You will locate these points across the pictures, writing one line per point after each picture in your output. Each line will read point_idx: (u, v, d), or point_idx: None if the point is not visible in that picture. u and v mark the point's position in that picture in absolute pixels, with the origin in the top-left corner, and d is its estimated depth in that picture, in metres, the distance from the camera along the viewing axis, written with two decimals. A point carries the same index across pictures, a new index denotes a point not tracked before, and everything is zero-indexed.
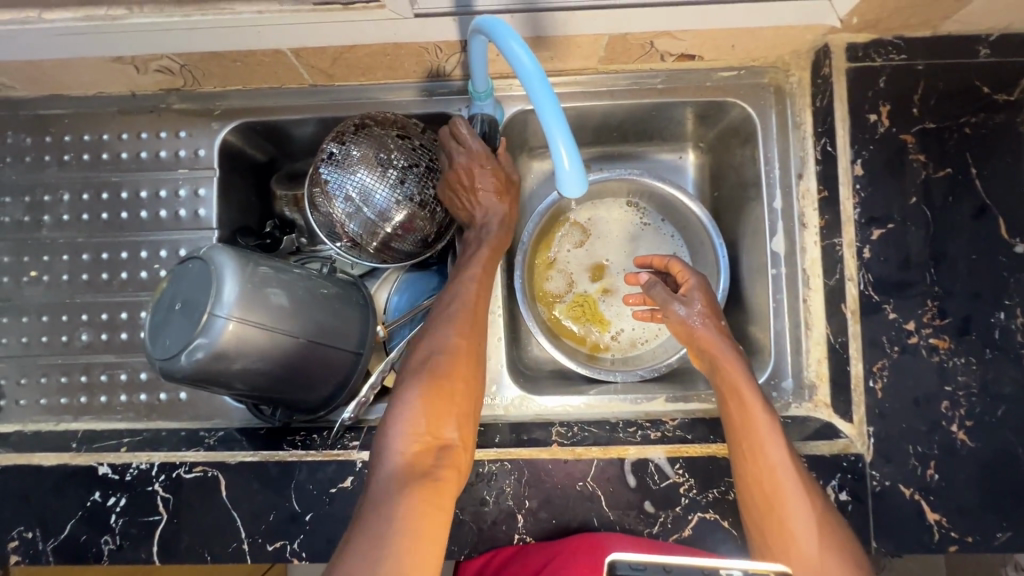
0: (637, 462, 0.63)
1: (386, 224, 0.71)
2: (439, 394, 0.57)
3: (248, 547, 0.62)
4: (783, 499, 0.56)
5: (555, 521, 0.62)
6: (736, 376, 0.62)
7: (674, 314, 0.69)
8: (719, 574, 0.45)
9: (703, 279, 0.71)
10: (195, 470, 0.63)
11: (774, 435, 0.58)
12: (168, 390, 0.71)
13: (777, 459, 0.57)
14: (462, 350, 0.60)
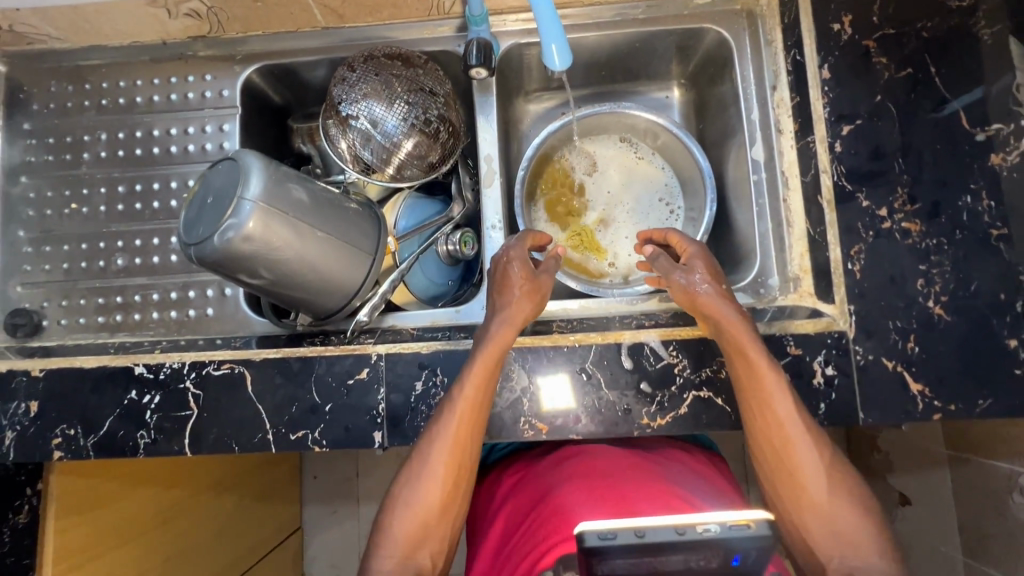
0: (633, 345, 0.67)
1: (397, 152, 0.78)
2: (416, 516, 0.61)
3: (272, 437, 0.67)
4: (795, 452, 0.60)
5: (558, 404, 0.67)
6: (739, 343, 0.61)
7: (676, 283, 0.67)
8: (696, 530, 0.42)
9: (699, 248, 0.70)
10: (223, 367, 0.69)
11: (781, 393, 0.60)
12: (195, 307, 0.76)
13: (789, 418, 0.60)
14: (447, 467, 0.62)
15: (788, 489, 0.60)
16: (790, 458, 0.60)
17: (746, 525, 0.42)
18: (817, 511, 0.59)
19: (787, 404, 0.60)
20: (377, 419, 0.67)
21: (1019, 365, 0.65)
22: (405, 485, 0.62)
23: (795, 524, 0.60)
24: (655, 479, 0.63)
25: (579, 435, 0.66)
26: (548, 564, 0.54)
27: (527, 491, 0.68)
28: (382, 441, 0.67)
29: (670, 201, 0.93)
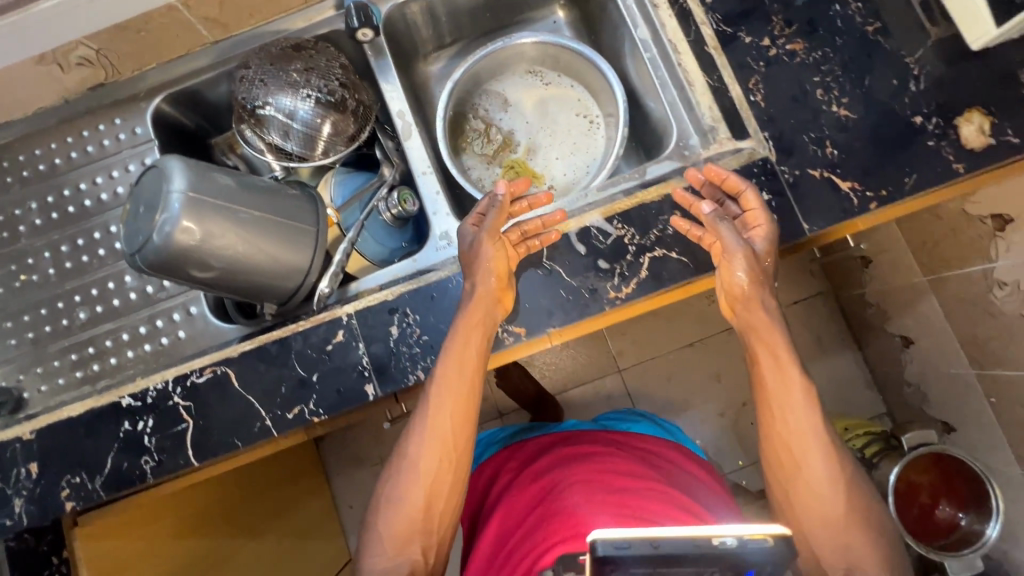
0: (580, 231, 0.70)
1: (318, 135, 0.81)
2: (402, 512, 0.67)
3: (271, 422, 0.68)
4: (807, 457, 0.67)
5: (527, 305, 0.69)
6: (767, 338, 0.70)
7: (738, 261, 0.66)
8: (711, 543, 0.46)
9: (770, 230, 0.67)
10: (206, 373, 0.70)
11: (806, 406, 0.67)
12: (167, 334, 0.77)
13: (806, 426, 0.67)
14: (429, 461, 0.68)
15: (785, 462, 0.67)
16: (804, 455, 0.67)
17: (763, 539, 0.47)
18: (830, 523, 0.65)
19: (812, 416, 0.67)
20: (364, 372, 0.69)
21: (931, 137, 0.68)
22: (393, 481, 0.69)
23: (793, 522, 0.67)
24: (661, 496, 0.74)
25: (558, 327, 0.69)
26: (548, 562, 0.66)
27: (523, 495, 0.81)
28: (376, 392, 0.68)
29: (589, 114, 0.96)
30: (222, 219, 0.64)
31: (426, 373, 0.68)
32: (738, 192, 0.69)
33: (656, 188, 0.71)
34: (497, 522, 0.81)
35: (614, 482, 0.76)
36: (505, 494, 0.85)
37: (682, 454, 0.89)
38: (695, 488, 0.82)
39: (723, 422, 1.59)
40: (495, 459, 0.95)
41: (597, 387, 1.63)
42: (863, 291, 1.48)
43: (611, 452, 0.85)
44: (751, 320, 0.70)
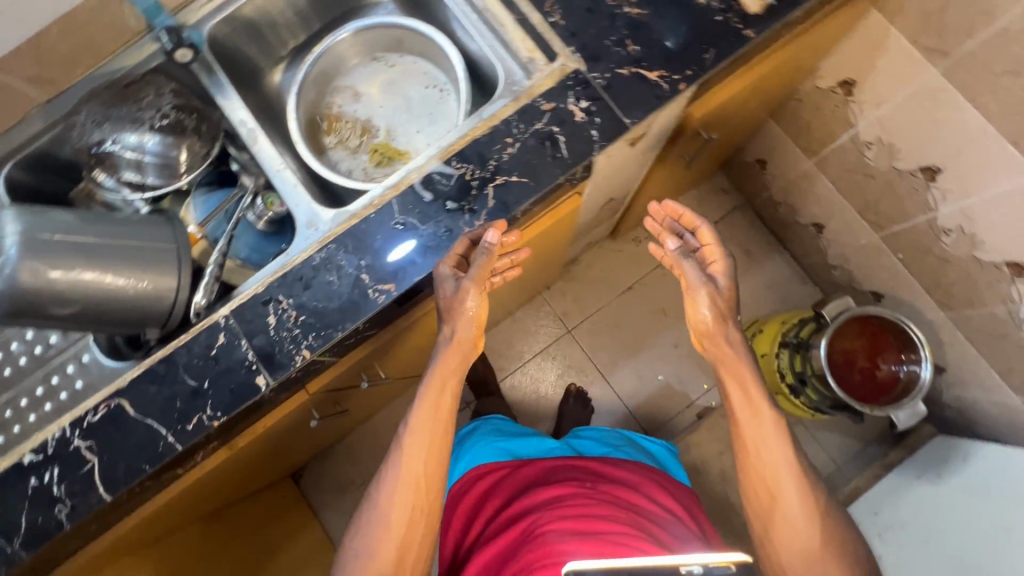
0: (423, 178, 0.73)
1: (177, 164, 0.82)
2: (373, 562, 0.69)
3: (174, 438, 0.69)
4: (779, 485, 0.75)
5: (391, 262, 0.72)
6: (735, 368, 0.78)
7: (699, 299, 0.77)
8: (681, 571, 0.54)
9: (725, 265, 0.78)
10: (100, 409, 0.70)
11: (779, 440, 0.75)
12: (65, 389, 0.78)
13: (781, 461, 0.75)
14: (403, 510, 0.70)
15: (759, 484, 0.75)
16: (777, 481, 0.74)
17: (725, 565, 0.54)
18: (809, 553, 0.73)
19: (783, 451, 0.75)
20: (251, 366, 0.70)
21: (717, 14, 0.74)
22: (366, 532, 0.70)
23: (773, 543, 0.75)
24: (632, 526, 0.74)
25: (424, 273, 0.71)
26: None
27: (500, 545, 0.77)
28: (268, 381, 0.70)
29: (437, 83, 1.00)
30: (82, 260, 0.67)
31: (311, 351, 0.70)
32: (696, 227, 0.80)
33: (485, 122, 0.74)
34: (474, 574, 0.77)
35: (596, 511, 0.75)
36: (487, 538, 0.82)
37: (659, 488, 0.87)
38: (673, 525, 0.80)
39: (678, 353, 1.63)
40: (469, 497, 0.90)
41: (551, 352, 1.65)
42: (769, 192, 1.54)
43: (587, 483, 0.83)
44: (719, 353, 0.79)
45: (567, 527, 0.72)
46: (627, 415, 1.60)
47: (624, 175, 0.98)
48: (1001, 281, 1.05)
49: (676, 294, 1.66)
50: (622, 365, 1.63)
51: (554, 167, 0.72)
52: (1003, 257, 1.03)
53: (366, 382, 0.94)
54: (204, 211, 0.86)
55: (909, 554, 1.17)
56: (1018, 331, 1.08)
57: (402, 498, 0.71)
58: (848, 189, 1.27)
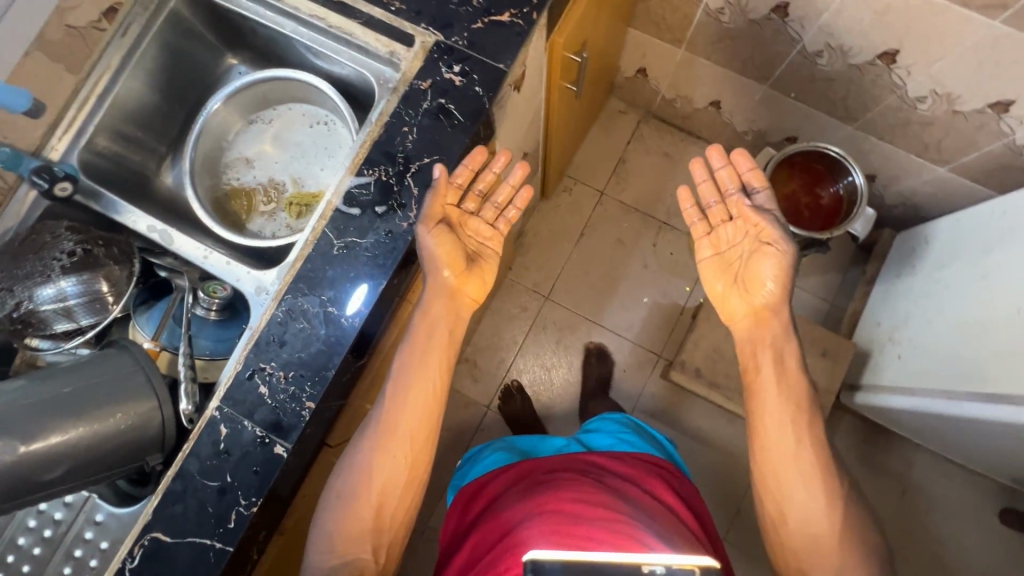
0: (344, 197, 0.74)
1: (104, 296, 0.80)
2: (355, 513, 0.71)
3: (221, 542, 0.68)
4: (784, 476, 0.77)
5: (348, 284, 0.72)
6: (777, 342, 0.86)
7: (765, 269, 0.87)
8: (642, 568, 0.55)
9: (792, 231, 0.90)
10: (137, 551, 0.68)
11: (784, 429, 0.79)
12: (92, 555, 0.74)
13: (783, 452, 0.78)
14: (390, 463, 0.72)
15: (765, 469, 0.79)
16: (781, 470, 0.78)
17: (691, 569, 0.55)
18: (812, 541, 0.75)
19: (788, 438, 0.79)
20: (264, 440, 0.69)
21: None
22: (350, 474, 0.72)
23: (779, 530, 0.78)
24: (623, 525, 0.71)
25: (386, 279, 0.72)
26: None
27: (495, 520, 0.79)
28: (287, 446, 0.69)
29: (319, 118, 1.01)
30: (54, 421, 0.66)
31: (314, 400, 0.70)
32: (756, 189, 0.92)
33: (377, 123, 0.76)
34: (471, 545, 0.79)
35: (587, 498, 0.76)
36: (487, 512, 0.84)
37: (661, 487, 0.86)
38: (667, 523, 0.78)
39: (651, 271, 1.68)
40: (482, 477, 0.94)
41: (540, 324, 1.66)
42: (662, 93, 1.62)
43: (589, 474, 0.84)
44: (767, 327, 0.87)
45: (560, 518, 0.73)
46: (634, 347, 1.64)
47: (525, 124, 1.02)
48: (882, 74, 1.14)
49: (625, 222, 1.71)
50: (608, 306, 1.67)
51: (457, 134, 0.75)
52: (873, 53, 1.11)
53: None
54: (152, 324, 0.84)
55: (919, 336, 1.23)
56: (914, 110, 1.17)
57: (389, 448, 0.73)
58: (724, 57, 1.34)
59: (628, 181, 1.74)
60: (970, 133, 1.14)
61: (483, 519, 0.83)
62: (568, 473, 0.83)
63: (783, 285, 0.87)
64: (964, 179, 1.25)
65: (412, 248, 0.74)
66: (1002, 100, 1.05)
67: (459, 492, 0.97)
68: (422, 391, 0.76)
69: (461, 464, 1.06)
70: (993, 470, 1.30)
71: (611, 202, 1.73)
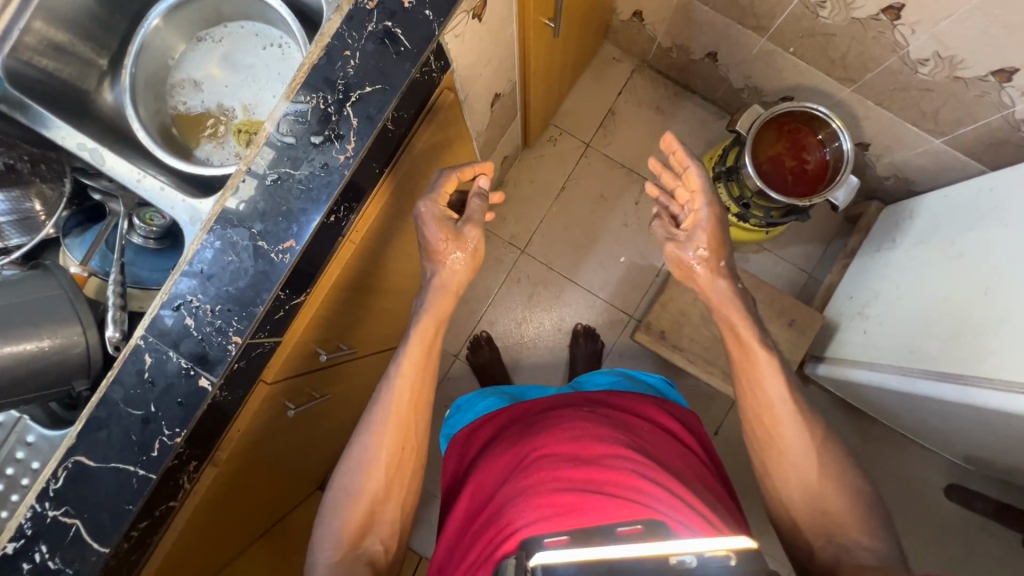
0: (278, 124, 0.69)
1: (37, 215, 0.76)
2: (358, 498, 0.75)
3: (144, 470, 0.68)
4: (780, 426, 0.77)
5: (281, 217, 0.69)
6: (730, 320, 0.84)
7: (673, 253, 0.88)
8: (671, 562, 0.49)
9: (707, 210, 0.85)
10: (60, 474, 0.68)
11: (773, 376, 0.79)
12: (24, 475, 0.75)
13: (775, 400, 0.78)
14: (389, 452, 0.77)
15: (761, 422, 0.79)
16: (776, 420, 0.78)
17: (726, 557, 0.50)
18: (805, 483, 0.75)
19: (777, 387, 0.78)
20: (189, 372, 0.68)
21: None
22: (353, 467, 0.76)
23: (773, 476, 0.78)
24: (621, 462, 0.67)
25: (320, 216, 0.69)
26: (509, 549, 0.59)
27: (490, 471, 0.74)
28: (212, 380, 0.68)
29: (273, 40, 0.94)
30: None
31: (241, 335, 0.69)
32: (684, 168, 0.84)
33: (317, 43, 0.69)
34: (468, 494, 0.75)
35: (583, 438, 0.71)
36: (484, 458, 0.79)
37: (658, 410, 0.86)
38: (661, 449, 0.76)
39: (631, 231, 1.64)
40: (474, 428, 0.90)
41: (514, 278, 1.64)
42: (658, 41, 1.52)
43: (584, 409, 0.79)
44: (710, 298, 0.87)
45: (559, 459, 0.68)
46: (606, 306, 1.62)
47: (495, 61, 0.95)
48: (885, 31, 1.06)
49: (609, 177, 1.65)
50: (584, 263, 1.64)
51: (403, 63, 0.69)
52: (877, 6, 1.02)
53: (325, 355, 0.91)
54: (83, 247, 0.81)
55: (887, 312, 1.21)
56: (915, 73, 1.10)
57: (388, 442, 0.77)
58: (723, 4, 1.25)
59: (616, 134, 1.66)
60: (969, 102, 1.08)
61: (478, 465, 0.79)
62: (563, 414, 0.78)
63: (710, 266, 0.86)
64: (957, 152, 1.19)
65: (350, 184, 0.71)
66: (1006, 67, 0.98)
67: (451, 439, 0.93)
68: (414, 384, 0.79)
69: (449, 414, 1.03)
70: (946, 447, 1.31)
71: (596, 155, 1.66)
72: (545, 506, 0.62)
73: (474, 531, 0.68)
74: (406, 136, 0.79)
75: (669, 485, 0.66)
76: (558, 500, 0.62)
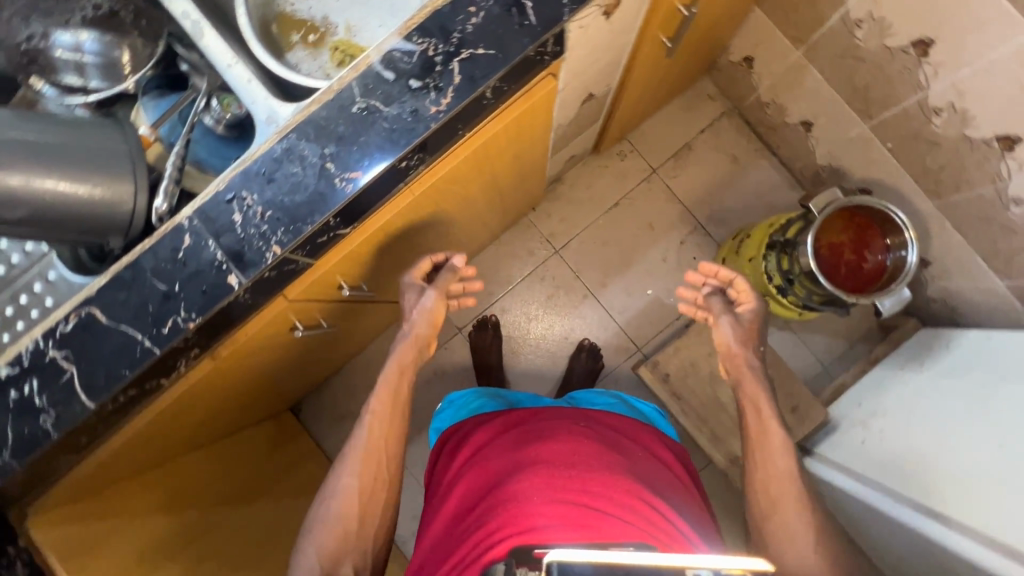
0: (383, 58, 0.68)
1: (122, 66, 0.79)
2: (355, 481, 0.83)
3: (151, 343, 0.69)
4: (786, 497, 0.82)
5: (356, 147, 0.68)
6: (753, 398, 0.92)
7: (722, 330, 0.98)
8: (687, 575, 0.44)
9: (755, 304, 1.00)
10: (72, 319, 0.69)
11: (783, 448, 0.86)
12: (35, 307, 0.76)
13: (784, 473, 0.84)
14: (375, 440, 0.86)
15: (767, 493, 0.83)
16: (782, 490, 0.83)
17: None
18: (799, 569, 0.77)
19: (786, 460, 0.85)
20: (222, 265, 0.69)
21: None
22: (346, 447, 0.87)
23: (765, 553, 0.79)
24: (617, 484, 0.69)
25: (393, 158, 0.68)
26: (501, 555, 0.60)
27: (483, 468, 0.75)
28: (240, 279, 0.69)
29: None
30: (23, 163, 0.64)
31: (281, 247, 0.69)
32: (730, 281, 1.01)
33: None
34: (459, 490, 0.76)
35: (579, 451, 0.72)
36: (475, 455, 0.80)
37: (657, 441, 0.85)
38: (658, 478, 0.76)
39: (666, 268, 1.62)
40: (466, 422, 0.90)
41: (539, 275, 1.63)
42: (758, 92, 1.49)
43: (579, 422, 0.80)
44: (739, 377, 0.95)
45: (556, 468, 0.69)
46: (618, 332, 1.61)
47: (602, 63, 0.94)
48: (991, 157, 1.03)
49: (663, 208, 1.63)
50: (611, 284, 1.62)
51: (522, 36, 0.68)
52: (994, 130, 1.00)
53: (346, 290, 0.91)
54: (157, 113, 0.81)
55: (893, 429, 1.20)
56: (1004, 209, 1.07)
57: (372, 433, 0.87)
58: (838, 77, 1.23)
59: (685, 169, 1.64)
60: None
61: (468, 460, 0.80)
62: (559, 423, 0.79)
63: (745, 345, 0.97)
64: (1017, 301, 1.16)
65: (431, 136, 0.70)
66: None
67: (442, 432, 0.94)
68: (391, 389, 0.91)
69: (439, 407, 1.03)
70: None
71: (659, 183, 1.64)
72: (541, 516, 0.63)
73: (464, 529, 0.69)
74: (496, 109, 0.78)
75: (662, 510, 0.68)
76: (552, 512, 0.63)
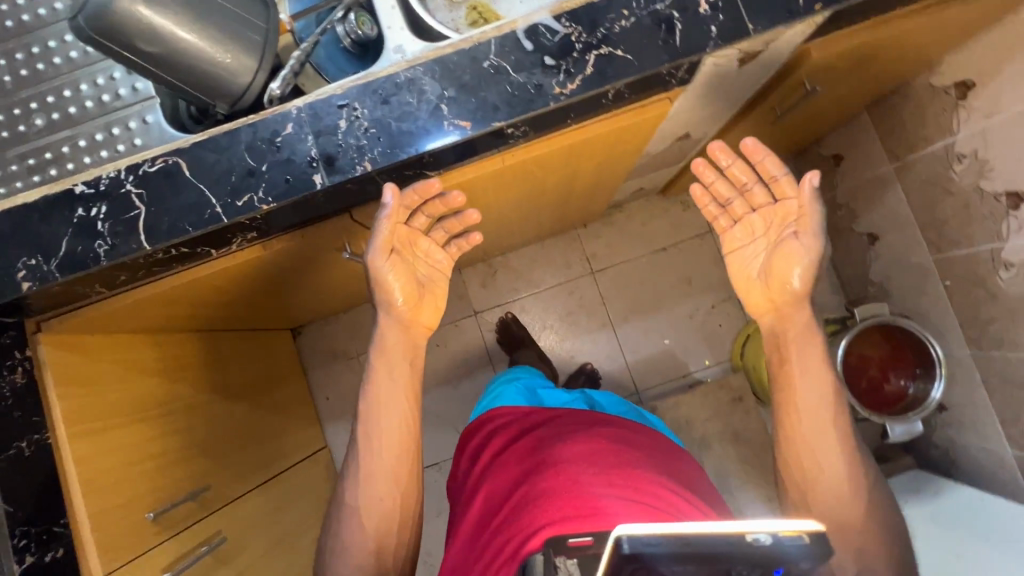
0: (528, 29, 0.71)
1: None
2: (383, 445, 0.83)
3: (221, 210, 0.71)
4: (822, 480, 0.77)
5: (474, 99, 0.71)
6: (792, 339, 0.81)
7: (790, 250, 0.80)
8: (747, 538, 0.49)
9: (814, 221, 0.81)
10: (157, 163, 0.71)
11: (837, 422, 0.78)
12: (123, 142, 0.79)
13: (830, 454, 0.77)
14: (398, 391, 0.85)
15: (803, 474, 0.78)
16: (823, 473, 0.77)
17: (797, 535, 0.49)
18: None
19: (835, 440, 0.78)
20: (312, 163, 0.71)
21: None
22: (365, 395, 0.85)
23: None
24: (645, 483, 0.68)
25: (504, 121, 0.71)
26: (536, 546, 0.60)
27: (508, 473, 0.76)
28: (324, 181, 0.71)
29: None
30: (176, 7, 0.66)
31: (373, 165, 0.71)
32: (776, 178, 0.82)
33: None
34: (485, 495, 0.77)
35: (601, 452, 0.73)
36: (498, 462, 0.81)
37: (676, 450, 0.84)
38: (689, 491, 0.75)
39: (690, 325, 1.63)
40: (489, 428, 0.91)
41: (568, 288, 1.65)
42: (835, 192, 1.49)
43: (597, 427, 0.81)
44: (790, 320, 0.82)
45: (581, 467, 0.70)
46: (623, 368, 1.61)
47: (711, 108, 0.96)
48: None
49: (707, 268, 1.64)
50: (632, 321, 1.63)
51: (662, 52, 0.70)
52: None
53: None
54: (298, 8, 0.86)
55: None
56: None
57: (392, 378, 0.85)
58: (920, 203, 1.24)
59: None
60: None
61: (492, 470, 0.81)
62: (577, 428, 0.80)
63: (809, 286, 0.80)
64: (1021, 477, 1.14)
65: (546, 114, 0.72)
66: None
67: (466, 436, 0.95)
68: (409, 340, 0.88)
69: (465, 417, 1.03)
70: None
71: (710, 244, 1.65)
72: (569, 508, 0.63)
73: (494, 531, 0.69)
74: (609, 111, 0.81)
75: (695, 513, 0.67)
76: (579, 504, 0.63)
